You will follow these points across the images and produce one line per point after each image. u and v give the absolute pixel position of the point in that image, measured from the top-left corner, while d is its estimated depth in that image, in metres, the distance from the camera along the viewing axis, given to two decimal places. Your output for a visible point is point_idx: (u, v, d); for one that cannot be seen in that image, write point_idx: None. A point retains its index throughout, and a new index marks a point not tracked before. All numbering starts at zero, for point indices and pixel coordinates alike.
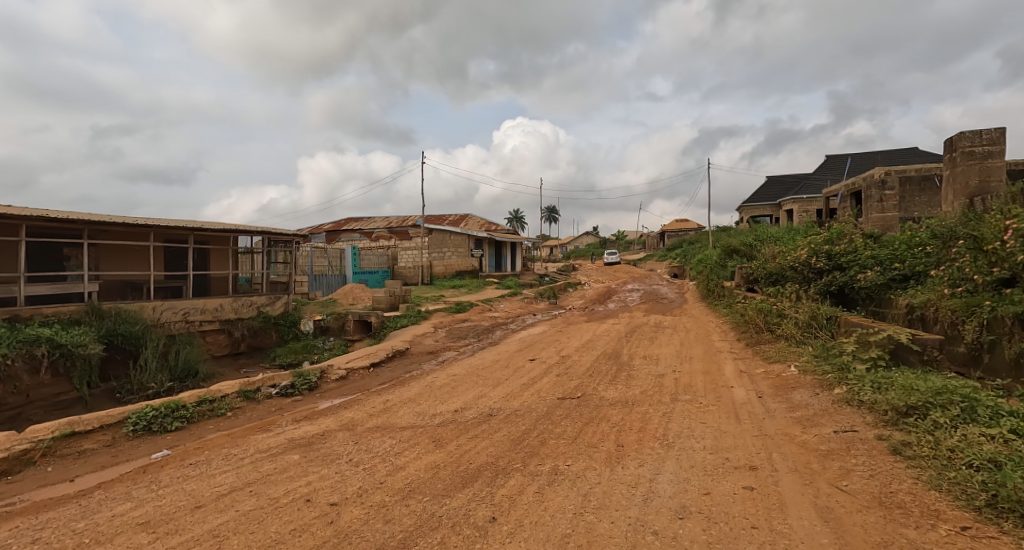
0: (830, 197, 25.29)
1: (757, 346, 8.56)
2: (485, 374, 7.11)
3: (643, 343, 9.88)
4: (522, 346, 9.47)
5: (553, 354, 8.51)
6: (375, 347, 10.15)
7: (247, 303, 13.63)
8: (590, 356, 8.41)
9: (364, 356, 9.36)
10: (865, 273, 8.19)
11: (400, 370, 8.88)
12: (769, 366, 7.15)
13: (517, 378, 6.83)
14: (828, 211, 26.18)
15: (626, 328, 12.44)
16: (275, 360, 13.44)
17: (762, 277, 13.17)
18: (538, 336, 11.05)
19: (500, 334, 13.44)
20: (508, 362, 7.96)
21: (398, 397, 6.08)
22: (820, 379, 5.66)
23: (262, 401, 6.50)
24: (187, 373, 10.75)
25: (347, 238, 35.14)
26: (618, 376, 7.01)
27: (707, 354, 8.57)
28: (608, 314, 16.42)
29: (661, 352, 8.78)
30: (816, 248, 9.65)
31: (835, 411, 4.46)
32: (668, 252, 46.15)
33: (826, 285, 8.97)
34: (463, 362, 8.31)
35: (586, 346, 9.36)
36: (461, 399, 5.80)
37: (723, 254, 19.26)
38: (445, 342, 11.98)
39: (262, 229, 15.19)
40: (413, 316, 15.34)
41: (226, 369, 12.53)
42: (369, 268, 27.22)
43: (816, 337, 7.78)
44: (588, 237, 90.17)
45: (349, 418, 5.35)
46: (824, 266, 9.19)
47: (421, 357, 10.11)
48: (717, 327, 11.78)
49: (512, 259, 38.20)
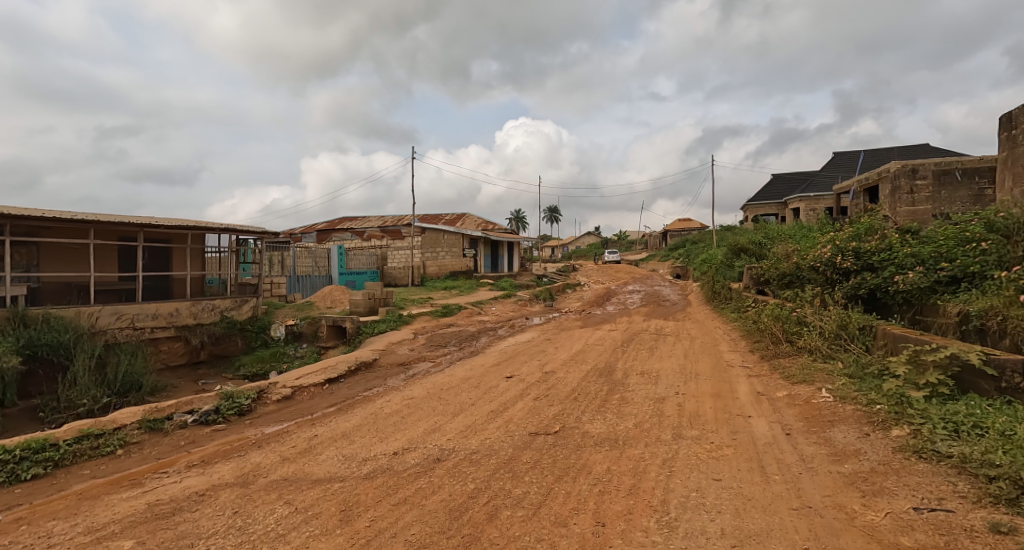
0: (842, 195, 24.02)
1: (774, 360, 7.36)
2: (450, 397, 5.88)
3: (643, 355, 8.60)
4: (502, 358, 8.23)
5: (536, 370, 7.26)
6: (339, 357, 8.94)
7: (209, 306, 12.38)
8: (578, 372, 7.18)
9: (321, 370, 8.14)
10: (904, 274, 6.97)
11: (360, 388, 7.66)
12: (792, 388, 5.93)
13: (485, 404, 5.61)
14: (839, 210, 24.91)
15: (624, 335, 11.18)
16: (238, 371, 12.26)
17: (775, 278, 11.90)
18: (523, 346, 9.80)
19: (486, 341, 12.23)
20: (481, 380, 6.75)
21: (331, 430, 4.83)
22: (864, 411, 4.43)
23: (169, 433, 5.25)
24: (129, 387, 9.53)
25: (338, 238, 33.94)
26: (609, 401, 5.77)
27: (716, 370, 7.33)
28: (606, 318, 15.16)
29: (664, 368, 7.52)
30: (841, 245, 8.42)
31: (904, 467, 3.22)
32: (670, 252, 44.86)
33: (854, 288, 7.79)
34: (430, 380, 7.07)
35: (576, 359, 8.11)
36: (406, 436, 4.58)
37: (730, 253, 17.98)
38: (423, 352, 10.75)
39: (229, 227, 14.02)
40: (393, 322, 14.13)
41: (182, 382, 11.36)
42: (357, 269, 26.08)
43: (847, 351, 6.59)
44: (590, 237, 88.89)
45: (255, 463, 4.09)
46: (852, 266, 7.96)
47: (389, 371, 8.90)
48: (727, 335, 10.53)
49: (510, 260, 37.01)
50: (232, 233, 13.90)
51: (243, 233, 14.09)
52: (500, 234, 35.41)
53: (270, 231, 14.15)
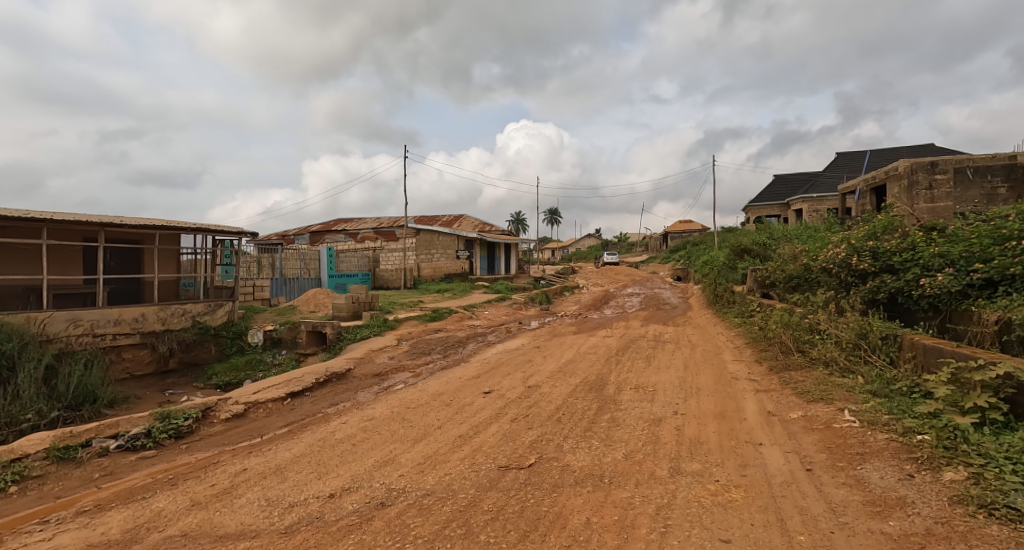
0: (846, 194, 23.29)
1: (785, 373, 6.61)
2: (415, 418, 5.13)
3: (640, 366, 7.82)
4: (485, 370, 7.46)
5: (519, 384, 6.50)
6: (309, 366, 8.17)
7: (179, 311, 11.64)
8: (565, 387, 6.42)
9: (285, 383, 7.38)
10: (931, 277, 6.25)
11: (326, 403, 6.89)
12: (808, 407, 5.19)
13: (453, 427, 4.84)
14: (843, 210, 24.16)
15: (621, 341, 10.42)
16: (210, 380, 11.50)
17: (782, 281, 11.28)
18: (509, 355, 9.05)
19: (473, 349, 11.49)
20: (455, 396, 6.00)
21: (266, 462, 4.07)
22: (901, 443, 3.70)
23: (83, 463, 4.51)
24: (83, 399, 8.72)
25: (331, 239, 33.22)
26: (597, 423, 5.01)
27: (721, 384, 6.56)
28: (602, 323, 14.42)
29: (663, 381, 6.74)
30: (857, 244, 7.68)
31: (972, 532, 2.52)
32: (670, 254, 44.15)
33: (872, 292, 7.07)
34: (400, 395, 6.32)
35: (565, 370, 7.35)
36: (351, 471, 3.83)
37: (732, 254, 17.24)
38: (404, 361, 10.02)
39: (204, 227, 13.29)
40: (377, 328, 13.40)
41: (147, 392, 10.60)
42: (348, 272, 25.39)
43: (868, 365, 5.88)
44: (590, 239, 88.22)
45: (155, 510, 3.32)
46: (869, 268, 7.23)
47: (362, 383, 8.13)
48: (731, 342, 9.76)
49: (507, 262, 36.28)
50: (207, 233, 13.17)
51: (220, 234, 13.36)
52: (497, 235, 34.69)
53: (248, 231, 13.42)
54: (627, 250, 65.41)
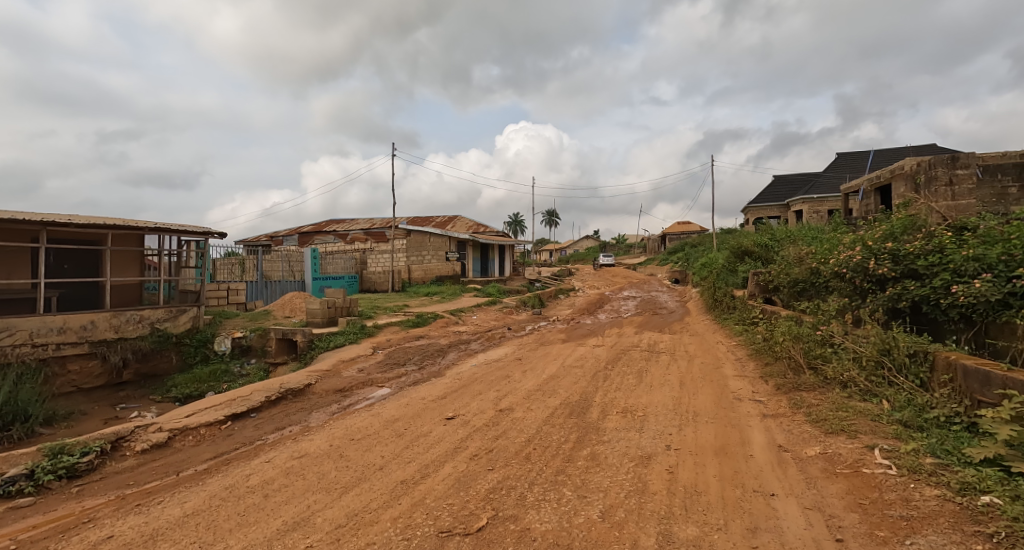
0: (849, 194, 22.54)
1: (795, 394, 5.78)
2: (354, 455, 4.25)
3: (632, 383, 6.94)
4: (455, 387, 6.59)
5: (488, 408, 5.64)
6: (261, 382, 7.31)
7: (135, 318, 10.85)
8: (542, 411, 5.57)
9: (227, 402, 6.49)
10: (965, 284, 5.43)
11: (270, 427, 5.99)
12: (825, 441, 4.37)
13: (397, 469, 3.98)
14: (846, 210, 23.38)
15: (612, 352, 9.57)
16: (169, 392, 10.59)
17: (787, 285, 10.69)
18: (486, 368, 8.18)
19: (453, 359, 10.64)
20: (412, 423, 5.14)
21: (143, 525, 3.23)
22: (959, 506, 2.90)
23: None
24: (13, 417, 7.79)
25: (320, 241, 32.34)
26: (573, 461, 4.14)
27: (721, 408, 5.71)
28: (594, 330, 13.58)
29: (656, 403, 5.88)
30: (874, 246, 6.85)
31: None
32: (668, 256, 43.31)
33: (893, 300, 6.25)
34: (350, 420, 5.46)
35: (544, 389, 6.49)
36: (244, 541, 2.97)
37: (732, 256, 16.40)
38: (375, 374, 9.16)
39: (168, 227, 12.42)
40: (353, 336, 12.53)
41: (95, 407, 9.71)
42: (334, 274, 24.56)
43: (894, 387, 5.06)
44: (588, 240, 87.63)
45: None
46: (888, 273, 6.41)
47: (320, 401, 7.26)
48: (732, 354, 8.92)
49: (501, 264, 35.44)
50: (170, 233, 12.29)
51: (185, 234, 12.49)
52: (490, 236, 33.84)
53: (215, 231, 12.54)
54: (625, 252, 64.53)
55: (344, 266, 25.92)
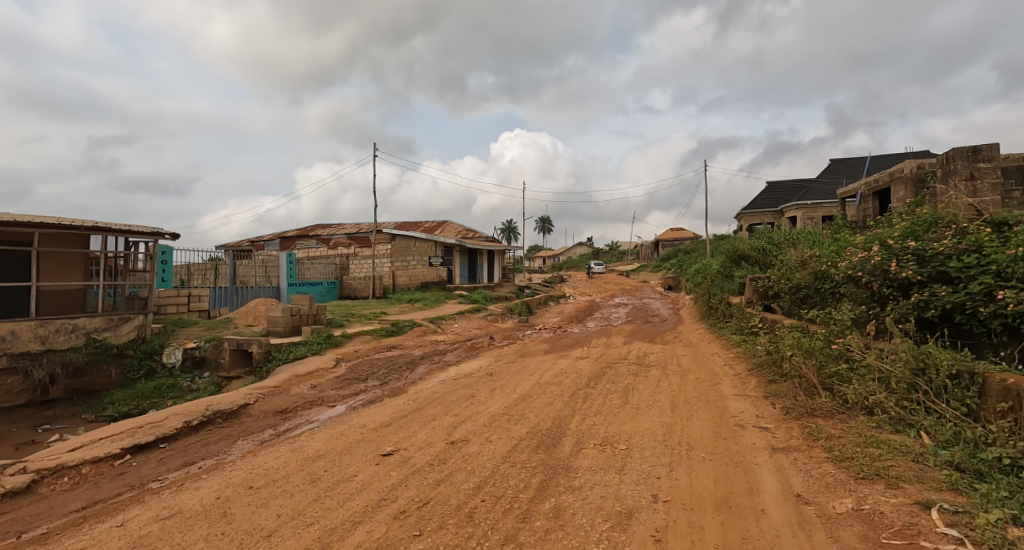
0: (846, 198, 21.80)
1: (809, 422, 4.82)
2: (239, 515, 3.18)
3: (616, 405, 5.93)
4: (407, 410, 5.56)
5: (437, 440, 4.61)
6: (182, 405, 6.22)
7: (66, 327, 9.99)
8: (503, 445, 4.55)
9: (131, 430, 5.41)
10: (1014, 289, 4.51)
11: (174, 463, 4.88)
12: (858, 490, 3.40)
13: (288, 539, 2.95)
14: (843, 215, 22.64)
15: (597, 365, 8.58)
16: (103, 411, 9.45)
17: (788, 291, 9.93)
18: (451, 385, 7.17)
19: (422, 373, 9.62)
20: (338, 461, 4.09)
21: None
22: None
23: None
24: None
25: (302, 246, 31.21)
26: (529, 524, 3.13)
27: (720, 438, 4.71)
28: (580, 339, 12.57)
29: (643, 433, 4.87)
30: (895, 246, 5.94)
31: None
32: (661, 262, 42.50)
33: (921, 308, 5.33)
34: (263, 456, 4.38)
35: (511, 414, 5.48)
36: None
37: (728, 262, 15.50)
38: (329, 390, 8.11)
39: (113, 226, 11.35)
40: (316, 347, 11.47)
41: (13, 429, 8.62)
42: (311, 280, 23.51)
43: (934, 416, 4.12)
44: (581, 247, 86.92)
45: None
46: (914, 276, 5.50)
47: (253, 426, 6.20)
48: (730, 369, 7.95)
49: (490, 270, 34.46)
50: (115, 233, 11.20)
51: (131, 234, 11.40)
52: (478, 241, 32.84)
53: (165, 231, 11.48)
54: (618, 259, 63.74)
55: (324, 271, 24.85)
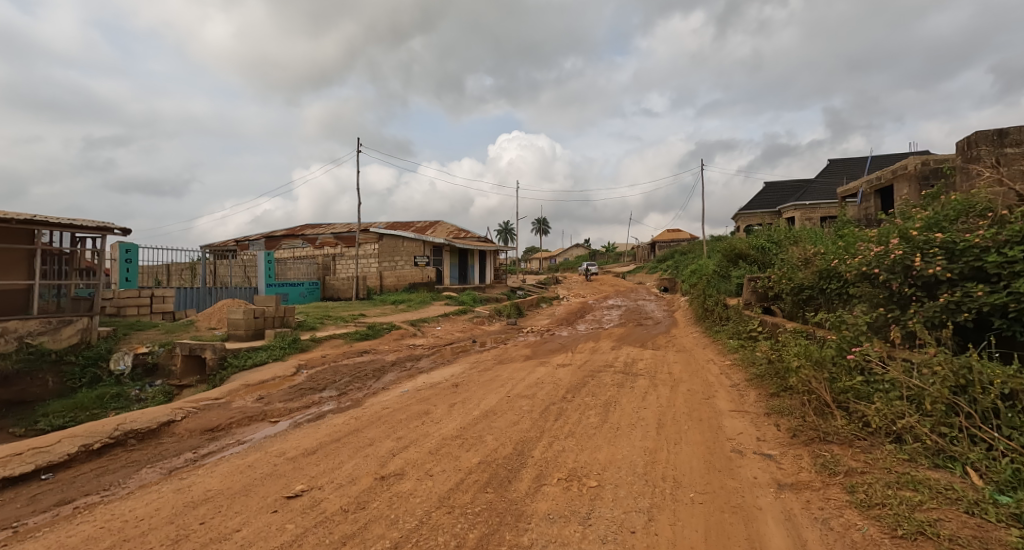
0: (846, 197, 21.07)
1: (822, 450, 3.97)
2: None
3: (593, 425, 5.06)
4: (342, 432, 4.64)
5: (364, 475, 3.70)
6: (85, 425, 5.32)
7: None
8: (445, 481, 3.67)
9: (7, 459, 4.53)
10: None
11: (44, 504, 3.95)
12: None
13: None
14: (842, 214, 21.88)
15: (578, 374, 7.69)
16: (34, 424, 8.53)
17: (790, 292, 9.13)
18: (410, 398, 6.30)
19: (388, 382, 8.71)
20: (224, 507, 3.20)
21: None
22: None
23: None
24: None
25: (288, 246, 30.23)
26: None
27: (714, 471, 3.84)
28: (566, 344, 11.68)
29: (621, 464, 3.99)
30: (918, 238, 5.10)
31: None
32: (657, 264, 41.68)
33: (953, 311, 4.49)
34: (138, 497, 3.46)
35: (467, 437, 4.61)
36: None
37: (725, 261, 14.68)
38: (276, 402, 7.18)
39: (56, 220, 10.47)
40: (278, 352, 10.54)
41: None
42: (292, 281, 22.61)
43: (984, 448, 3.29)
44: (577, 249, 86.18)
45: None
46: (942, 273, 4.67)
47: (171, 448, 5.31)
48: (726, 379, 7.08)
49: (482, 271, 33.57)
50: (56, 228, 10.28)
51: (76, 229, 10.47)
52: (469, 241, 31.95)
53: (114, 225, 10.62)
54: (613, 260, 62.93)
55: (306, 271, 23.91)
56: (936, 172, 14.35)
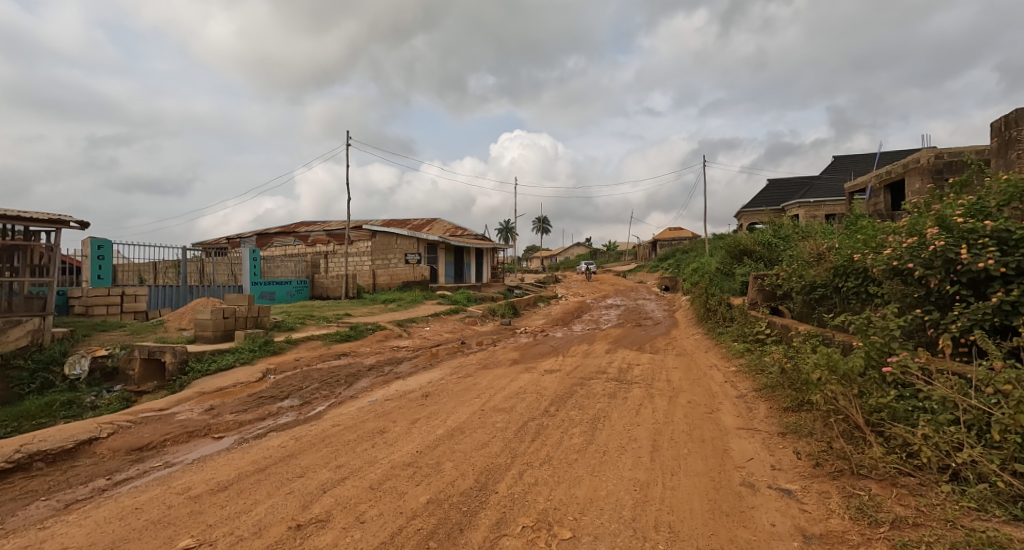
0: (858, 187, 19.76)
1: (856, 487, 3.20)
2: None
3: (575, 448, 4.27)
4: (272, 458, 3.86)
5: (275, 523, 2.91)
6: None
7: None
8: (379, 531, 2.89)
9: None
10: None
11: None
12: None
13: None
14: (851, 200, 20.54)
15: (566, 382, 6.90)
16: None
17: (801, 291, 8.35)
18: (371, 411, 5.53)
19: (360, 389, 7.94)
20: None
21: None
22: None
23: None
24: None
25: (279, 243, 29.46)
26: None
27: (722, 515, 3.07)
28: (557, 346, 10.92)
29: (605, 504, 3.22)
30: (962, 226, 4.32)
31: None
32: (658, 263, 40.82)
33: (1011, 315, 3.72)
34: None
35: (422, 465, 3.83)
36: None
37: (729, 257, 13.86)
38: (226, 413, 6.39)
39: (5, 213, 9.71)
40: (247, 355, 9.77)
41: None
42: (279, 279, 21.86)
43: None
44: (578, 248, 85.38)
45: None
46: (995, 268, 3.90)
47: (81, 472, 4.54)
48: (732, 389, 6.30)
49: (479, 269, 32.77)
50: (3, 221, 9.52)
51: (26, 222, 9.71)
52: (466, 239, 31.17)
53: (69, 218, 9.86)
54: (615, 259, 62.04)
55: (295, 269, 23.14)
56: (950, 166, 13.27)
